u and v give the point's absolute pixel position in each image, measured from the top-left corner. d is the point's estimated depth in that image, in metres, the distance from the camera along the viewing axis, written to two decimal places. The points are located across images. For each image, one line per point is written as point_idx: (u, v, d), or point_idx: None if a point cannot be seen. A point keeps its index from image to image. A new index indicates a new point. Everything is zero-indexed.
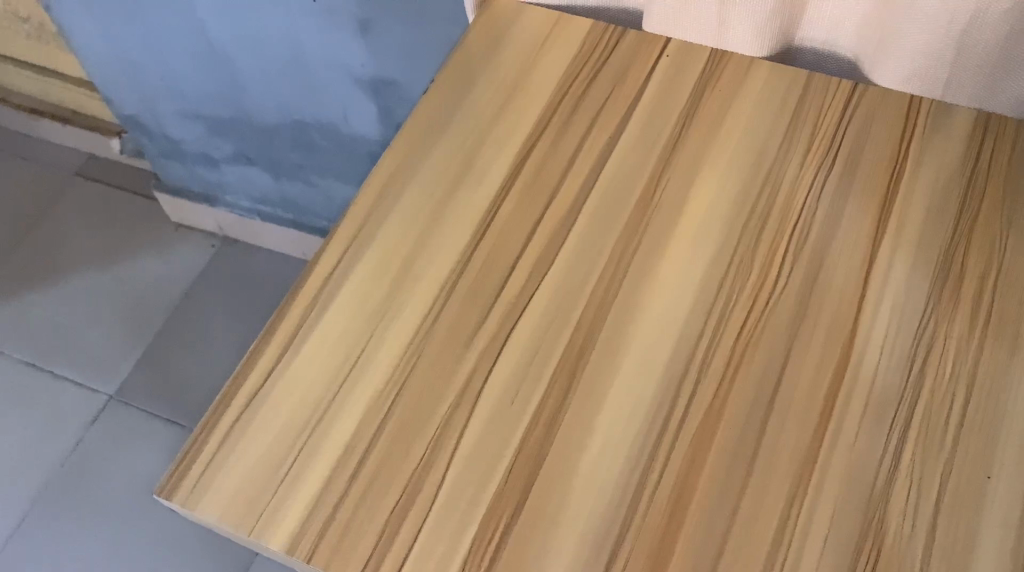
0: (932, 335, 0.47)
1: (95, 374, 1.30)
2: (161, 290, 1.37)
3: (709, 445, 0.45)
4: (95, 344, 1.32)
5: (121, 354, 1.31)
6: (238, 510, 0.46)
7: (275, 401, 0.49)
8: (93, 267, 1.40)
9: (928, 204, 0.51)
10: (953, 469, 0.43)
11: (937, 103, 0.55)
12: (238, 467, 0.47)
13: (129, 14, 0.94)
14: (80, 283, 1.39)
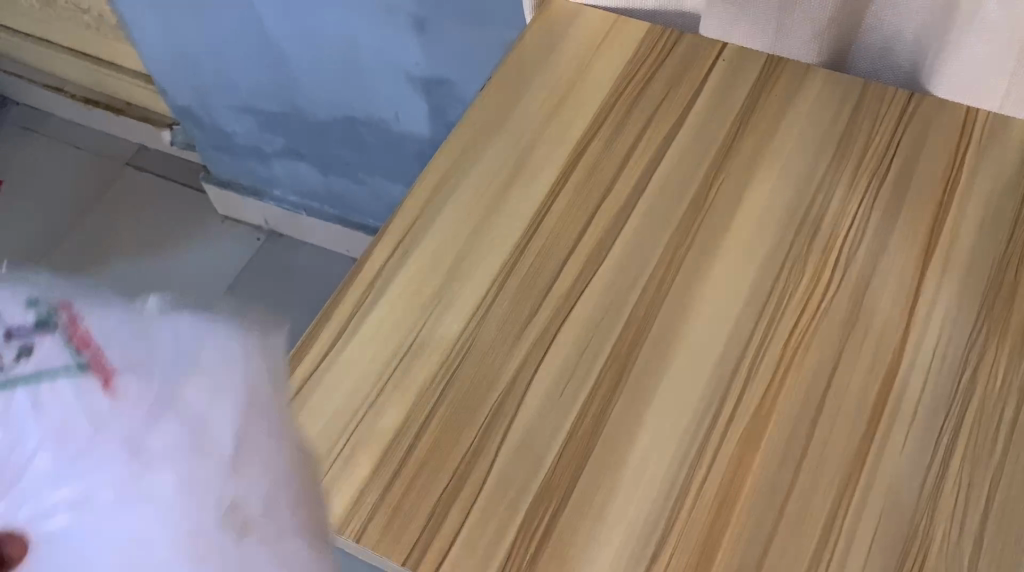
0: (983, 345, 0.47)
1: None
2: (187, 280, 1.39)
3: (758, 446, 0.45)
4: None
5: None
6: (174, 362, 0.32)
7: (333, 384, 0.50)
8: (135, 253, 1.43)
9: (983, 213, 0.51)
10: (1002, 480, 0.43)
11: (994, 115, 0.55)
12: (280, 461, 0.34)
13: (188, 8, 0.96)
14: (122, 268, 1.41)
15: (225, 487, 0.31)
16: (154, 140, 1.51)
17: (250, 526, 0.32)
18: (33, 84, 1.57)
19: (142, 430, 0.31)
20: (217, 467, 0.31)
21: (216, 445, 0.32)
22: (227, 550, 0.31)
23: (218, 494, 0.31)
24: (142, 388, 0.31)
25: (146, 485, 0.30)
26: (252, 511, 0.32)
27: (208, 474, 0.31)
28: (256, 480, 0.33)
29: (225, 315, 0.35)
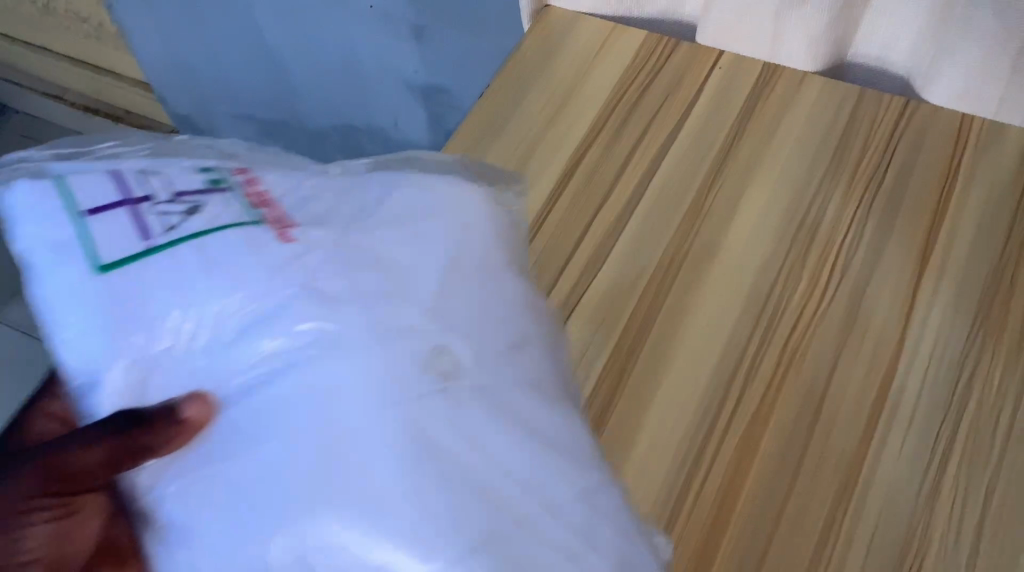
0: (980, 347, 0.47)
1: None
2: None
3: (756, 448, 0.45)
4: None
5: None
6: (355, 284, 0.33)
7: None
8: None
9: (978, 218, 0.52)
10: (999, 481, 0.43)
11: (989, 121, 0.56)
12: (471, 392, 0.32)
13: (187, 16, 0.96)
14: None
15: (419, 412, 0.31)
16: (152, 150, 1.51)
17: (439, 450, 0.30)
18: (33, 93, 1.57)
19: (298, 352, 0.31)
20: (413, 379, 0.31)
21: (411, 299, 0.33)
22: (421, 446, 0.30)
23: (399, 397, 0.31)
24: (287, 284, 0.32)
25: (319, 404, 0.30)
26: (442, 422, 0.31)
27: (411, 372, 0.31)
28: (472, 410, 0.31)
29: (427, 209, 0.38)
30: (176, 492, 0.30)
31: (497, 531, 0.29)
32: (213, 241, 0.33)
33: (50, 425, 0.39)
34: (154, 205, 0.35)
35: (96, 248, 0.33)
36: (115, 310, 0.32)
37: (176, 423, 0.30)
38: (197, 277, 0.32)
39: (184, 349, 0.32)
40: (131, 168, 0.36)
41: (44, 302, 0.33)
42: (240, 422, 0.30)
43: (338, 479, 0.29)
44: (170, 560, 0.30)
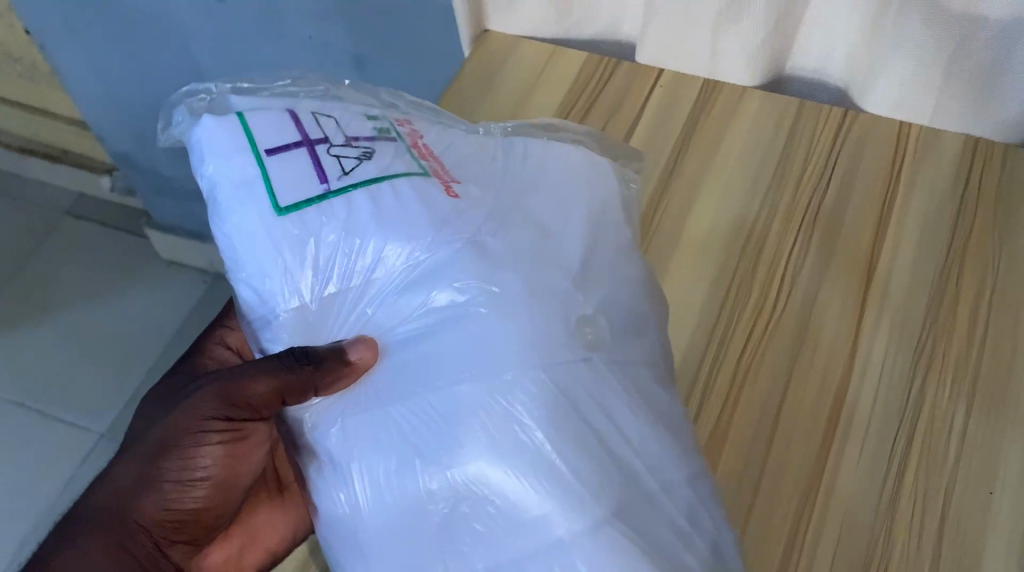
0: (929, 352, 0.48)
1: (72, 415, 1.28)
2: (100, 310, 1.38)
3: (716, 467, 0.46)
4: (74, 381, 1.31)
5: (101, 392, 1.30)
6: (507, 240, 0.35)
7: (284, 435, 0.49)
8: (74, 302, 1.39)
9: (922, 224, 0.52)
10: (956, 484, 0.44)
11: (925, 129, 0.57)
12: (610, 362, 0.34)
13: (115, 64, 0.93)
14: (61, 319, 1.37)
15: (562, 378, 0.32)
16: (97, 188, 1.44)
17: (583, 415, 0.32)
18: None
19: (460, 311, 0.33)
20: (561, 342, 0.33)
21: (561, 264, 0.35)
22: (565, 409, 0.32)
23: (551, 359, 0.32)
24: (447, 243, 0.34)
25: (479, 355, 0.32)
26: (586, 391, 0.32)
27: (560, 336, 0.33)
28: (611, 380, 0.33)
29: (559, 175, 0.39)
30: (345, 430, 0.34)
31: (628, 502, 0.31)
32: (383, 189, 0.35)
33: (222, 353, 0.52)
34: (331, 147, 0.36)
35: (276, 189, 0.35)
36: (292, 256, 0.35)
37: (344, 364, 0.34)
38: (366, 227, 0.34)
39: (361, 289, 0.35)
40: (306, 109, 0.38)
41: (229, 234, 0.36)
42: (412, 368, 0.33)
43: (493, 428, 0.31)
44: (330, 482, 0.34)
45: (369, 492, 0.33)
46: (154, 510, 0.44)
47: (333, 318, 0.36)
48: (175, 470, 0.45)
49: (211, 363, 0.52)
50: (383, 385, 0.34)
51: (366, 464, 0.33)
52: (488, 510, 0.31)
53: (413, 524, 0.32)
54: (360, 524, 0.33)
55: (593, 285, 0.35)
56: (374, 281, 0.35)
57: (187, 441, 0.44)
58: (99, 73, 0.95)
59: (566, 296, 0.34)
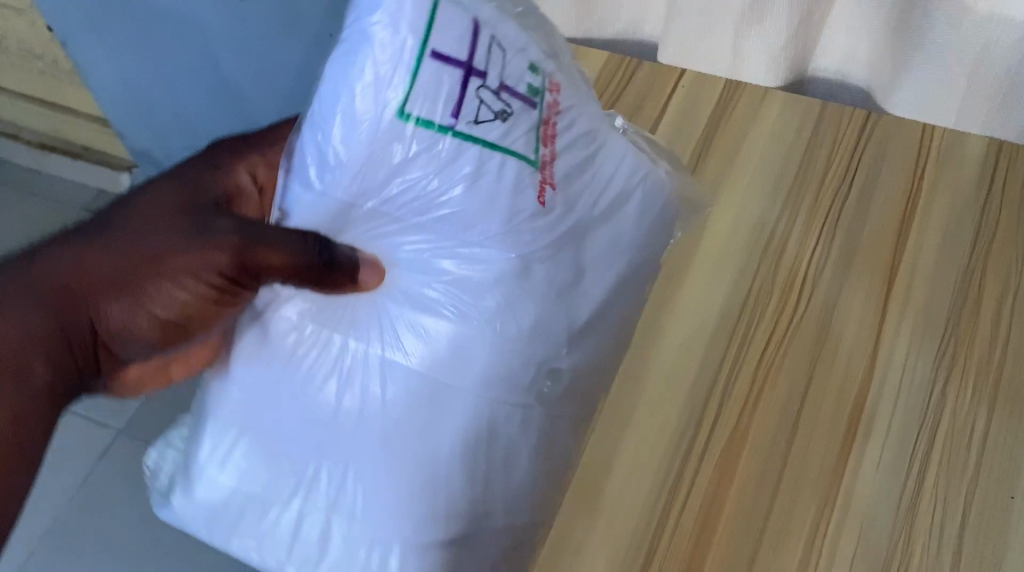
0: (952, 356, 0.47)
1: None
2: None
3: (734, 469, 0.45)
4: None
5: None
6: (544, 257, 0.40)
7: None
8: None
9: (945, 227, 0.52)
10: (977, 490, 0.43)
11: (949, 132, 0.56)
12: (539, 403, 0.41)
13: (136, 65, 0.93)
14: None
15: (507, 410, 0.40)
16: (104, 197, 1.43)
17: (491, 448, 0.40)
18: None
19: (470, 306, 0.38)
20: (521, 381, 0.40)
21: (566, 304, 0.41)
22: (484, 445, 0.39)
23: (509, 388, 0.39)
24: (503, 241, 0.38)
25: (463, 343, 0.38)
26: (506, 432, 0.40)
27: (524, 378, 0.40)
28: (533, 430, 0.41)
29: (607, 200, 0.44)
30: (292, 328, 0.39)
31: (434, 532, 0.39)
32: (493, 163, 0.38)
33: (244, 180, 0.45)
34: (481, 86, 0.37)
35: (419, 96, 0.35)
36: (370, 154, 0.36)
37: (354, 281, 0.37)
38: (456, 181, 0.37)
39: (410, 223, 0.38)
40: (486, 28, 0.38)
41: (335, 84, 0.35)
42: (395, 318, 0.38)
43: (428, 408, 0.38)
44: (242, 352, 0.40)
45: (281, 382, 0.39)
46: (115, 317, 0.41)
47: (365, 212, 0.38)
48: (145, 291, 0.40)
49: (226, 185, 0.44)
50: (359, 317, 0.39)
51: (297, 361, 0.39)
52: (352, 473, 0.39)
53: (307, 430, 0.39)
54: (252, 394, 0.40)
55: (577, 347, 0.42)
56: (425, 221, 0.38)
57: (177, 272, 0.40)
58: (119, 71, 0.95)
59: (551, 350, 0.41)
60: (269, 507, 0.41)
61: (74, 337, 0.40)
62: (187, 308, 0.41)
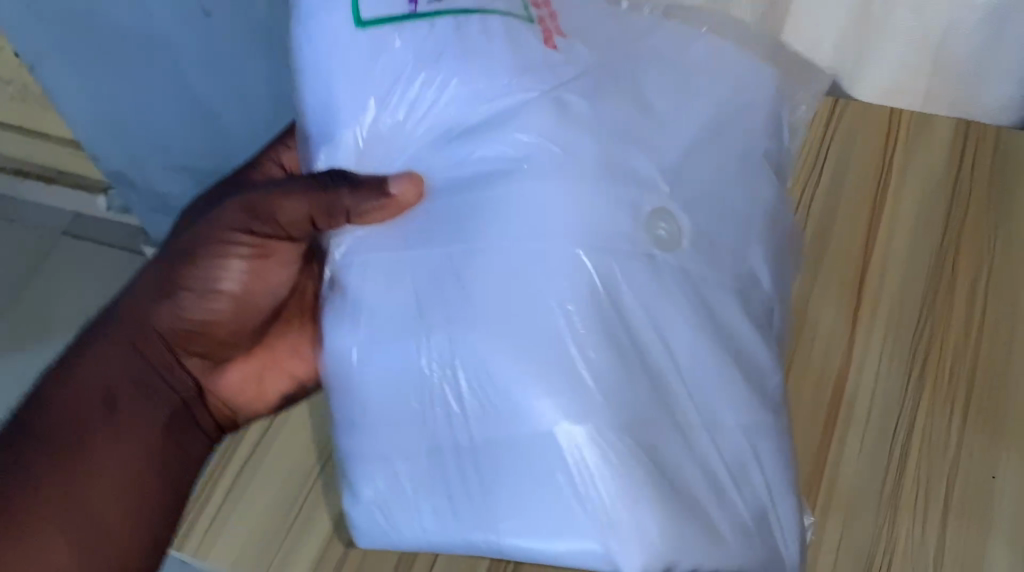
0: (927, 340, 0.47)
1: None
2: (39, 322, 1.28)
3: None
4: None
5: None
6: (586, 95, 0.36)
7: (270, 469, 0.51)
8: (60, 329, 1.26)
9: (916, 211, 0.52)
10: (958, 472, 0.43)
11: (917, 115, 0.56)
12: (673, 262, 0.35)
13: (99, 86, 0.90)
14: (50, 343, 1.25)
15: (626, 277, 0.34)
16: (60, 230, 1.34)
17: (622, 313, 0.34)
18: None
19: (525, 161, 0.35)
20: (629, 233, 0.34)
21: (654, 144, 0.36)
22: (599, 304, 0.33)
23: (616, 242, 0.34)
24: (525, 91, 0.35)
25: (524, 207, 0.34)
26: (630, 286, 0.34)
27: (630, 229, 0.34)
28: (675, 286, 0.35)
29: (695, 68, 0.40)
30: (369, 273, 0.37)
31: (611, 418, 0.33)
32: (472, 23, 0.36)
33: (275, 170, 0.53)
34: None
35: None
36: (371, 58, 0.36)
37: (384, 196, 0.36)
38: (444, 72, 0.36)
39: (425, 118, 0.36)
40: None
41: (313, 13, 0.37)
42: (456, 207, 0.35)
43: (504, 281, 0.33)
44: (334, 334, 0.38)
45: (376, 336, 0.36)
46: (169, 314, 0.46)
47: (383, 139, 0.37)
48: (193, 277, 0.46)
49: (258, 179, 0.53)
50: (429, 224, 0.36)
51: (382, 300, 0.36)
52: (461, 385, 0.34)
53: (409, 379, 0.36)
54: (358, 377, 0.37)
55: (684, 187, 0.36)
56: (446, 117, 0.36)
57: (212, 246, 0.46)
58: (82, 94, 0.92)
59: (650, 189, 0.35)
60: (425, 475, 0.36)
61: (145, 355, 0.45)
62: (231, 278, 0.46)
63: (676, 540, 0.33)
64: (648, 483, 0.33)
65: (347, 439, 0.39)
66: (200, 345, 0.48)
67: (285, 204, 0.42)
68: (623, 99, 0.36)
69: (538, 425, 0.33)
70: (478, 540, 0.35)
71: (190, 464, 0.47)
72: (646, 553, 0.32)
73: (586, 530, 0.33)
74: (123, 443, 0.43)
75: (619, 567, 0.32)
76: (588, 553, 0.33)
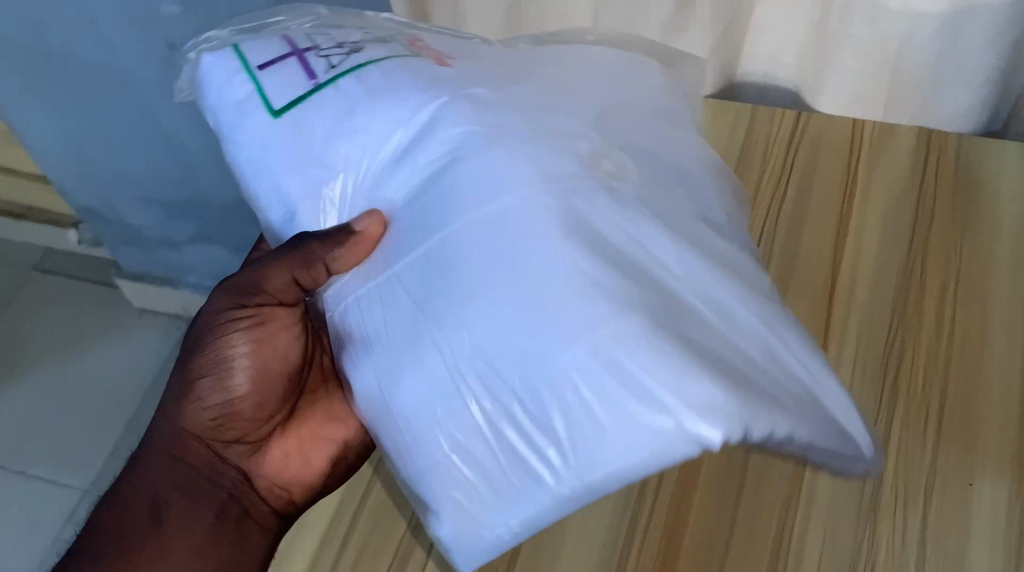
0: (899, 347, 0.48)
1: (35, 474, 1.14)
2: (13, 358, 1.24)
3: (695, 486, 0.45)
4: (37, 444, 1.16)
5: (73, 453, 1.15)
6: (493, 94, 0.37)
7: None
8: (35, 363, 1.23)
9: (884, 216, 0.52)
10: (936, 481, 0.43)
11: (879, 125, 0.57)
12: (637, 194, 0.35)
13: (62, 121, 0.89)
14: (26, 378, 1.22)
15: (587, 206, 0.33)
16: (32, 266, 1.32)
17: (587, 216, 0.33)
18: None
19: (455, 145, 0.35)
20: (567, 164, 0.34)
21: (564, 112, 0.37)
22: (576, 221, 0.32)
23: (556, 176, 0.33)
24: (433, 99, 0.36)
25: (474, 177, 0.34)
26: (590, 208, 0.33)
27: (568, 166, 0.34)
28: (632, 203, 0.34)
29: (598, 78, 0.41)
30: (372, 305, 0.36)
31: (624, 307, 0.30)
32: (371, 72, 0.38)
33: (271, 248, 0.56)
34: (318, 51, 0.39)
35: (271, 98, 0.38)
36: (296, 137, 0.38)
37: (349, 234, 0.36)
38: (365, 118, 0.37)
39: (370, 163, 0.37)
40: (300, 32, 0.41)
41: (235, 137, 0.40)
42: (424, 205, 0.35)
43: (487, 243, 0.32)
44: (365, 375, 0.36)
45: (399, 356, 0.34)
46: (196, 415, 0.45)
47: (349, 198, 0.38)
48: (204, 370, 0.45)
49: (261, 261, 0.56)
50: (399, 227, 0.36)
51: (384, 319, 0.35)
52: (460, 347, 0.32)
53: (438, 378, 0.33)
54: (404, 407, 0.34)
55: (598, 126, 0.37)
56: (384, 137, 0.37)
57: (213, 332, 0.45)
58: (44, 131, 0.91)
59: (572, 139, 0.36)
60: (496, 455, 0.32)
61: (188, 456, 0.45)
62: (240, 360, 0.45)
63: (745, 401, 0.28)
64: (689, 355, 0.29)
65: (427, 477, 0.35)
66: (235, 433, 0.46)
67: (267, 276, 0.42)
68: (539, 99, 0.37)
69: (562, 340, 0.30)
70: (567, 491, 0.31)
71: (253, 562, 0.46)
72: (726, 420, 0.27)
73: (656, 422, 0.28)
74: (170, 557, 0.43)
75: (703, 442, 0.28)
76: (670, 442, 0.28)
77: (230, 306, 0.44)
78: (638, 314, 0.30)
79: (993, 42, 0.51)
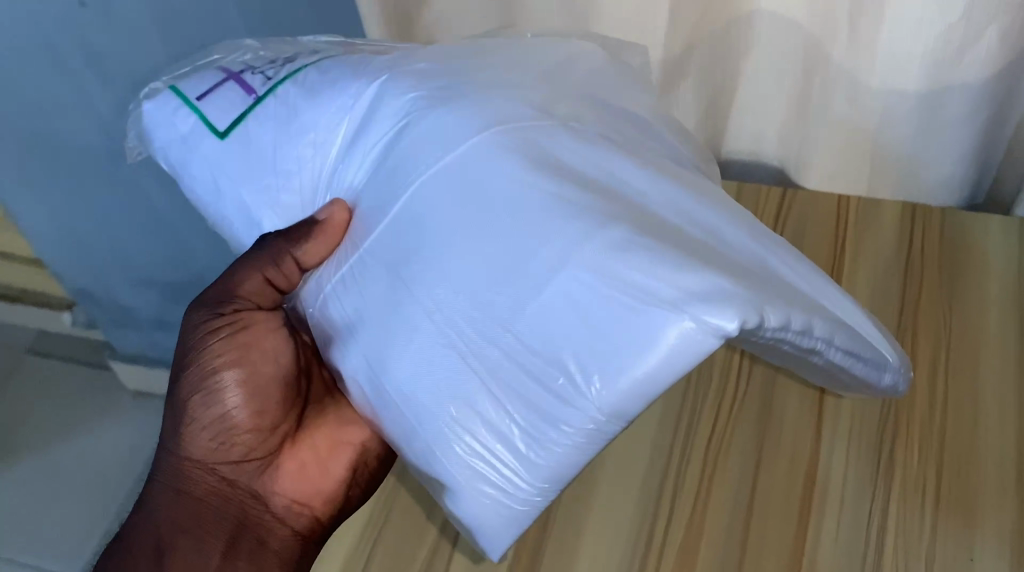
0: (894, 421, 0.48)
1: (24, 561, 1.12)
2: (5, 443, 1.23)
3: (694, 565, 0.45)
4: (27, 532, 1.15)
5: (63, 540, 1.14)
6: (431, 65, 0.40)
7: None
8: (26, 449, 1.22)
9: (872, 288, 0.53)
10: (936, 555, 0.43)
11: (864, 200, 0.58)
12: (591, 128, 0.38)
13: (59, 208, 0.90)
14: (17, 464, 1.21)
15: (547, 142, 0.36)
16: (26, 348, 1.32)
17: (547, 146, 0.36)
18: None
19: (402, 112, 0.38)
20: (516, 111, 0.37)
21: (521, 68, 0.41)
22: (536, 156, 0.36)
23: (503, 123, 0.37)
24: (372, 81, 0.40)
25: (424, 137, 0.37)
26: (548, 140, 0.37)
27: (520, 110, 0.38)
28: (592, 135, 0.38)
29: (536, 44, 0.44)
30: (348, 290, 0.39)
31: (592, 226, 0.33)
32: (308, 75, 0.42)
33: None
34: (250, 72, 0.44)
35: (218, 122, 0.43)
36: (243, 150, 0.42)
37: (315, 222, 0.40)
38: (313, 113, 0.41)
39: (324, 155, 0.41)
40: (233, 62, 0.45)
41: (189, 170, 0.44)
42: (387, 173, 0.38)
43: (454, 198, 0.35)
44: (355, 362, 0.38)
45: (385, 328, 0.37)
46: (197, 441, 0.48)
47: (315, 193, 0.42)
48: (196, 395, 0.48)
49: None
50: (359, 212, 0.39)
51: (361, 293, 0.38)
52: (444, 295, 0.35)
53: (423, 333, 0.35)
54: (401, 378, 0.36)
55: (555, 78, 0.41)
56: (331, 127, 0.40)
57: (200, 353, 0.48)
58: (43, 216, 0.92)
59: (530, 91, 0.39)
60: (506, 400, 0.35)
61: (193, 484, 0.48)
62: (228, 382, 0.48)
63: (745, 290, 0.30)
64: (678, 256, 0.32)
65: (438, 440, 0.36)
66: (239, 452, 0.49)
67: (245, 281, 0.45)
68: (474, 62, 0.40)
69: (550, 270, 0.33)
70: (595, 414, 0.32)
71: None
72: (733, 307, 0.29)
73: (668, 321, 0.30)
74: None
75: (714, 328, 0.29)
76: (688, 340, 0.30)
77: (213, 320, 0.47)
78: (617, 226, 0.33)
79: (969, 120, 0.53)
